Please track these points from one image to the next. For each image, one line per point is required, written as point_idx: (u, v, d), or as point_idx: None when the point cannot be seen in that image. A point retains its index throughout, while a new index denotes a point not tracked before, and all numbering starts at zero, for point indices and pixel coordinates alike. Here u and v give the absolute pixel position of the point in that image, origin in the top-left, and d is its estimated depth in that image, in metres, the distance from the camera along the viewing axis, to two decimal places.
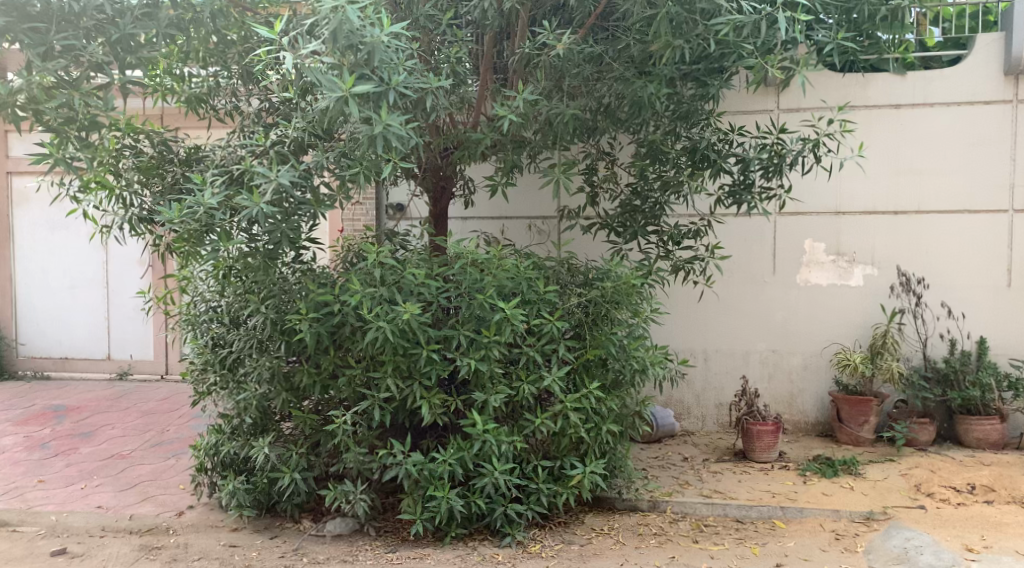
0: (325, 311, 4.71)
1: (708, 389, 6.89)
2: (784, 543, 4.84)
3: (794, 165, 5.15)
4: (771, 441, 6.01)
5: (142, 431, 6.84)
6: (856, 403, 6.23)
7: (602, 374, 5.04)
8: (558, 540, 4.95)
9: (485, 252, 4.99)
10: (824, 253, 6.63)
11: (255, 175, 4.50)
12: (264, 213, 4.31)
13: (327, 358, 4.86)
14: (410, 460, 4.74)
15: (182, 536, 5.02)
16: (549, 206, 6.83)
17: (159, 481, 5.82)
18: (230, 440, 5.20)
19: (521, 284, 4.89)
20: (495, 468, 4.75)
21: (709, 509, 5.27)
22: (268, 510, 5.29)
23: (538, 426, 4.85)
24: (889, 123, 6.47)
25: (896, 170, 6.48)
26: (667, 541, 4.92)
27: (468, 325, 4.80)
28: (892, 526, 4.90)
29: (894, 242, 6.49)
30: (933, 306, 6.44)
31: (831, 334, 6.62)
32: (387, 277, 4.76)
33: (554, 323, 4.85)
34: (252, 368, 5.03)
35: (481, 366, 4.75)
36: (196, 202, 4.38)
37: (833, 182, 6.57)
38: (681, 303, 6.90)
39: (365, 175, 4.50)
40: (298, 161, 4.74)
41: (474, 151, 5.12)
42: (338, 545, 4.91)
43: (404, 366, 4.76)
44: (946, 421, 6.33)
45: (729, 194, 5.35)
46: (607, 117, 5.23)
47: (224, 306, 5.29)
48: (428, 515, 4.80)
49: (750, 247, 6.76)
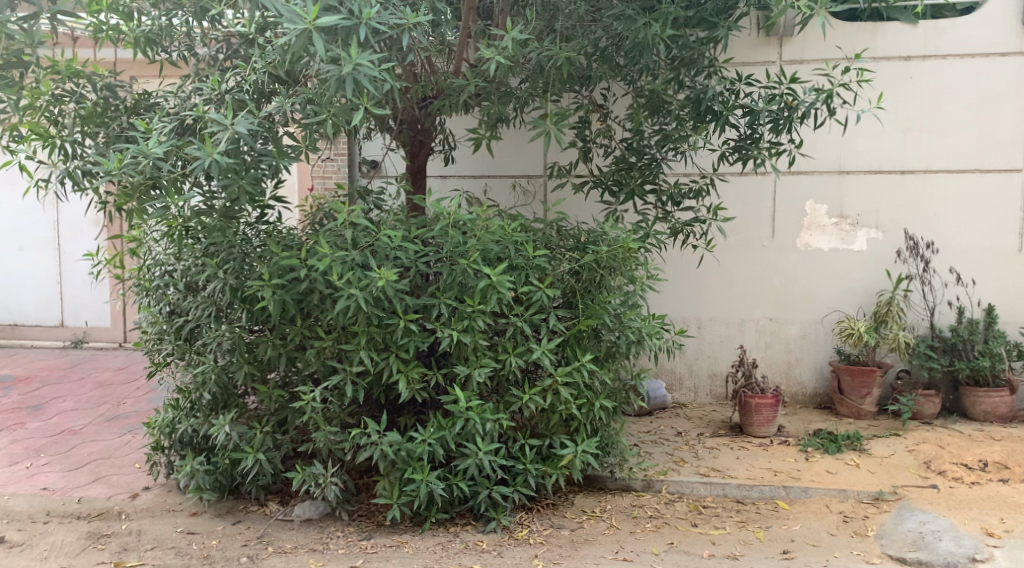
0: (290, 276, 4.22)
1: (701, 359, 6.52)
2: (789, 527, 4.51)
3: (806, 118, 4.70)
4: (770, 415, 5.67)
5: (96, 404, 6.35)
6: (859, 374, 5.89)
7: (595, 346, 4.65)
8: (547, 525, 4.57)
9: (469, 212, 4.52)
10: (826, 215, 6.24)
11: (209, 123, 3.99)
12: (219, 166, 3.80)
13: (293, 328, 4.41)
14: (386, 440, 4.31)
15: (135, 522, 4.58)
16: (536, 163, 6.36)
17: (112, 460, 5.36)
18: (189, 417, 4.78)
19: (508, 248, 4.46)
20: (479, 448, 4.35)
21: (707, 489, 4.92)
22: (230, 492, 4.86)
23: (525, 403, 4.47)
24: (898, 76, 6.05)
25: (905, 127, 6.08)
26: (664, 525, 4.56)
27: (448, 293, 4.38)
28: (903, 507, 4.59)
29: (900, 203, 6.12)
30: (942, 272, 6.09)
31: (832, 302, 6.26)
32: (360, 240, 4.31)
33: (545, 291, 4.43)
34: (210, 338, 4.58)
35: (464, 338, 4.35)
36: (139, 151, 3.82)
37: (838, 139, 6.16)
38: (674, 267, 6.51)
39: (334, 125, 4.03)
40: (257, 108, 4.23)
41: (457, 99, 4.66)
42: (306, 532, 4.49)
43: (380, 338, 4.33)
44: (952, 393, 6.02)
45: (735, 149, 4.89)
46: (603, 62, 4.75)
47: (179, 268, 4.79)
48: (406, 499, 4.40)
49: (749, 208, 6.35)
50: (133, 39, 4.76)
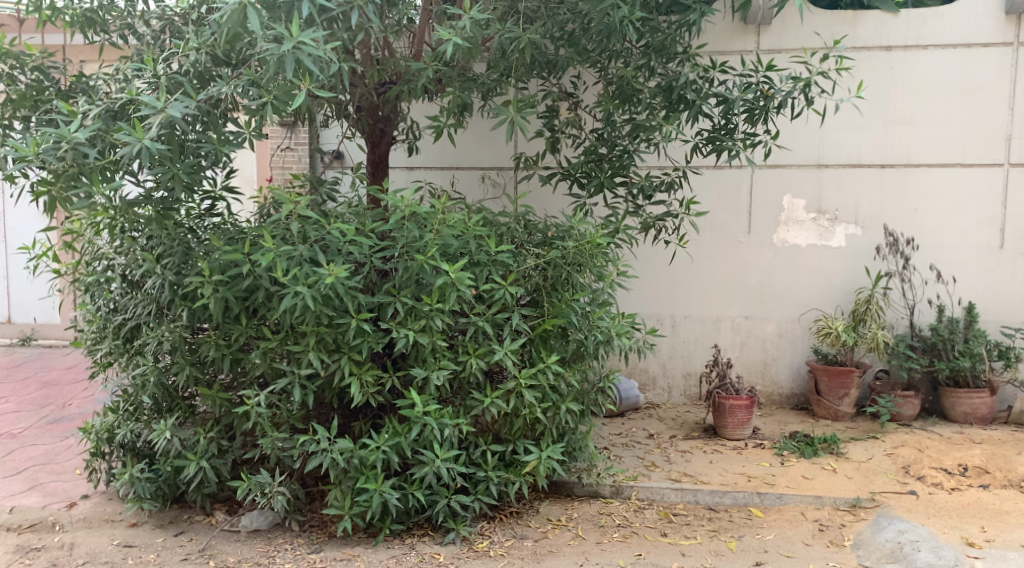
0: (232, 272, 3.96)
1: (674, 358, 6.31)
2: (762, 536, 4.31)
3: (782, 108, 4.47)
4: (744, 417, 5.47)
5: (39, 406, 6.03)
6: (837, 375, 5.71)
7: (561, 346, 4.42)
8: (509, 535, 4.33)
9: (428, 205, 4.25)
10: (804, 210, 6.04)
11: (141, 107, 3.75)
12: (151, 153, 3.57)
13: (237, 328, 4.15)
14: (337, 448, 4.06)
15: (69, 534, 4.29)
16: (504, 156, 6.13)
17: (51, 466, 5.05)
18: (128, 422, 4.49)
19: (469, 243, 4.21)
20: (436, 455, 4.10)
21: (678, 496, 4.71)
22: (174, 501, 4.58)
23: (487, 407, 4.22)
24: (879, 66, 5.85)
25: (886, 119, 5.88)
26: (632, 535, 4.34)
27: (405, 291, 4.12)
28: (881, 515, 4.40)
29: (879, 198, 5.93)
30: (922, 269, 5.91)
31: (810, 300, 6.07)
32: (310, 234, 4.07)
33: (508, 289, 4.19)
34: (150, 339, 4.30)
35: (421, 339, 4.09)
36: (59, 136, 3.54)
37: (817, 132, 5.96)
38: (648, 264, 6.29)
39: (275, 108, 3.79)
40: (197, 92, 3.94)
41: (415, 84, 4.41)
42: (252, 544, 4.23)
43: (330, 338, 4.07)
44: (931, 394, 5.85)
45: (709, 140, 4.63)
46: (570, 46, 4.52)
47: (121, 263, 4.50)
48: (358, 510, 4.14)
49: (725, 202, 6.14)
50: (72, 18, 4.46)
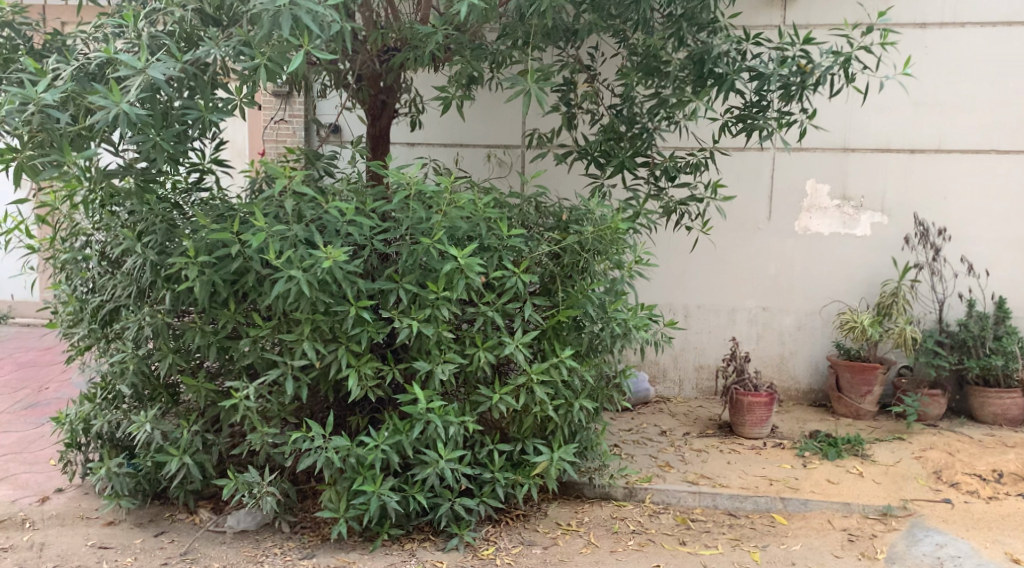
0: (219, 253, 3.61)
1: (687, 349, 6.00)
2: (788, 547, 4.01)
3: (821, 85, 4.11)
4: (763, 415, 5.16)
5: (14, 389, 5.68)
6: (860, 371, 5.42)
7: (575, 339, 4.10)
8: (517, 541, 4.02)
9: (434, 183, 3.90)
10: (828, 196, 5.71)
11: (120, 68, 3.37)
12: (130, 119, 3.20)
13: (225, 314, 3.80)
14: (333, 446, 3.73)
15: (40, 533, 3.96)
16: (514, 132, 5.76)
17: (23, 456, 4.71)
18: (106, 413, 4.15)
19: (479, 226, 3.87)
20: (440, 456, 3.78)
21: (695, 500, 4.41)
22: (155, 498, 4.25)
23: (495, 404, 3.89)
24: (920, 43, 5.49)
25: (917, 101, 5.55)
26: (649, 543, 4.04)
27: (409, 277, 3.78)
28: (915, 525, 4.12)
29: (908, 185, 5.60)
30: (952, 261, 5.60)
31: (831, 291, 5.75)
32: (306, 213, 3.73)
33: (520, 276, 3.86)
34: (129, 323, 3.95)
35: (426, 330, 3.75)
36: (25, 98, 3.16)
37: (844, 113, 5.62)
38: (664, 249, 5.94)
39: (270, 72, 3.43)
40: (183, 54, 3.57)
41: (423, 50, 4.04)
42: (238, 547, 3.91)
43: (327, 327, 3.73)
44: (958, 393, 5.56)
45: (740, 118, 4.29)
46: (593, 12, 4.14)
47: (100, 240, 4.14)
48: (354, 513, 3.82)
49: (745, 186, 5.79)
50: None
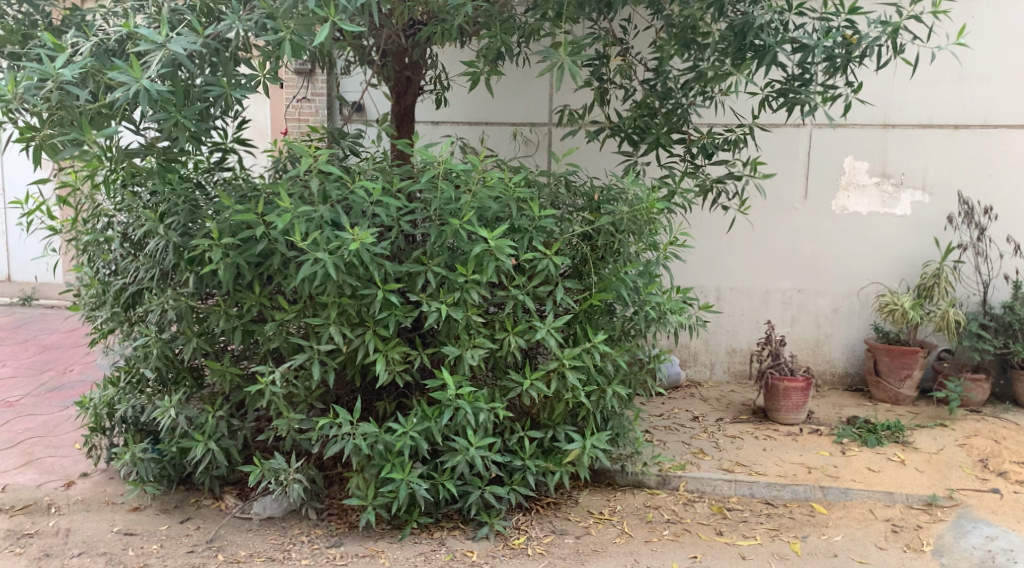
0: (244, 235, 3.51)
1: (718, 332, 5.84)
2: (829, 537, 3.88)
3: (868, 56, 3.93)
4: (799, 400, 5.00)
5: (38, 371, 5.65)
6: (899, 355, 5.25)
7: (608, 323, 3.96)
8: (548, 531, 3.92)
9: (464, 161, 3.76)
10: (867, 174, 5.50)
11: (140, 43, 3.26)
12: (151, 96, 3.09)
13: (250, 297, 3.70)
14: (361, 433, 3.63)
15: (66, 518, 3.91)
16: (541, 109, 5.61)
17: (48, 440, 4.67)
18: (130, 397, 4.08)
19: (510, 207, 3.73)
20: (470, 443, 3.67)
21: (731, 488, 4.27)
22: (181, 483, 4.19)
23: (525, 390, 3.77)
24: (974, 12, 5.24)
25: (962, 74, 5.32)
26: (685, 533, 3.92)
27: (438, 259, 3.66)
28: (962, 516, 3.98)
29: (951, 162, 5.39)
30: (998, 241, 5.39)
31: (870, 273, 5.57)
32: (332, 193, 3.61)
33: (552, 259, 3.72)
34: (152, 306, 3.87)
35: (455, 314, 3.63)
36: (42, 74, 3.06)
37: (885, 88, 5.41)
38: (696, 229, 5.76)
39: (294, 46, 3.27)
40: (204, 29, 3.45)
41: (451, 23, 3.90)
42: (265, 534, 3.84)
43: (353, 311, 3.62)
44: (1002, 377, 5.37)
45: (781, 92, 4.11)
46: None
47: (122, 221, 4.06)
48: (383, 501, 3.74)
49: (781, 163, 5.59)
50: None
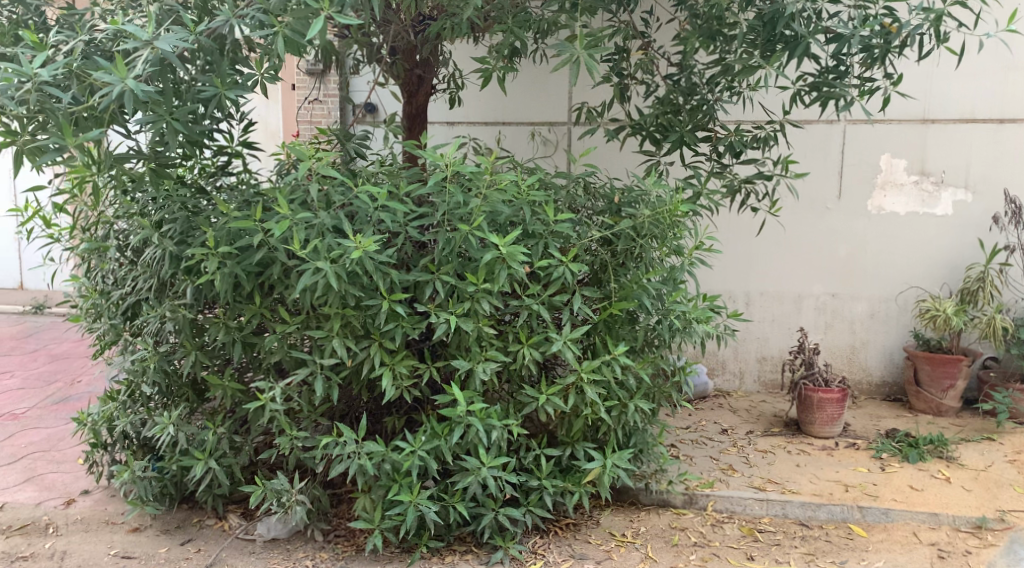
0: (241, 243, 3.33)
1: (748, 340, 5.56)
2: (870, 563, 3.60)
3: (909, 46, 3.65)
4: (835, 413, 4.71)
5: (45, 382, 5.52)
6: (941, 364, 4.95)
7: (630, 334, 3.72)
8: (567, 555, 3.68)
9: (474, 163, 3.54)
10: (905, 172, 5.20)
11: (127, 41, 3.07)
12: (137, 96, 2.90)
13: (249, 308, 3.51)
14: (366, 452, 3.42)
15: (63, 540, 3.76)
16: (559, 108, 5.38)
17: (50, 455, 4.52)
18: (129, 413, 3.91)
19: (523, 210, 3.51)
20: (482, 463, 3.45)
21: (763, 508, 4.00)
22: (183, 502, 4.02)
23: (541, 406, 3.54)
24: None
25: (1006, 65, 5.01)
26: (713, 558, 3.66)
27: (447, 267, 3.44)
28: (1014, 541, 3.69)
29: (995, 158, 5.07)
30: None
31: (908, 276, 5.27)
32: (335, 199, 3.41)
33: (569, 266, 3.48)
34: (149, 318, 3.69)
35: (465, 325, 3.41)
36: (22, 74, 2.87)
37: (923, 81, 5.11)
38: (724, 232, 5.49)
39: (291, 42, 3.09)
40: (197, 26, 3.26)
41: (461, 18, 3.69)
42: (267, 558, 3.65)
43: (358, 322, 3.42)
44: None
45: (814, 86, 3.83)
46: None
47: (121, 229, 3.90)
48: (390, 524, 3.53)
49: (813, 162, 5.30)
50: None
